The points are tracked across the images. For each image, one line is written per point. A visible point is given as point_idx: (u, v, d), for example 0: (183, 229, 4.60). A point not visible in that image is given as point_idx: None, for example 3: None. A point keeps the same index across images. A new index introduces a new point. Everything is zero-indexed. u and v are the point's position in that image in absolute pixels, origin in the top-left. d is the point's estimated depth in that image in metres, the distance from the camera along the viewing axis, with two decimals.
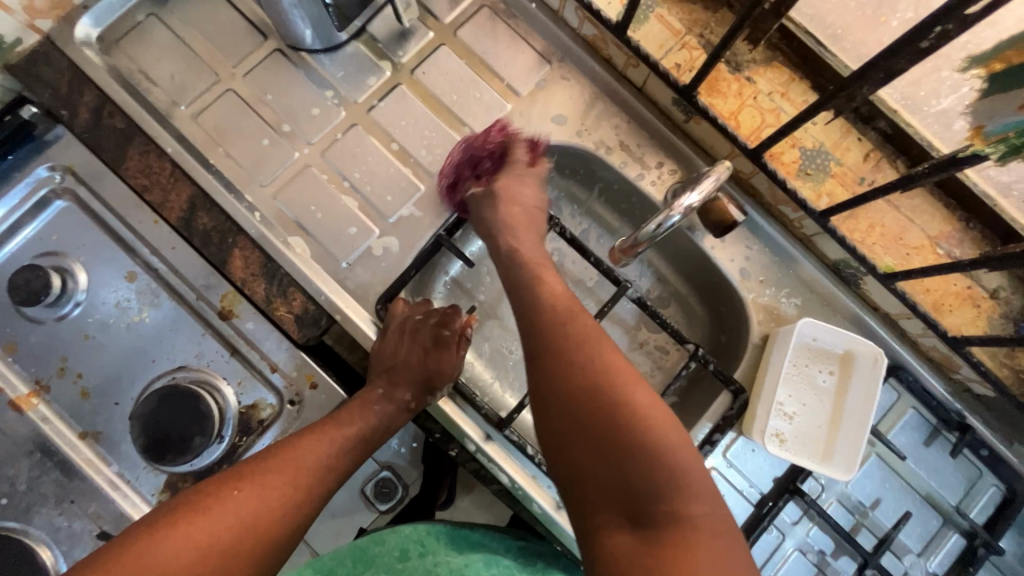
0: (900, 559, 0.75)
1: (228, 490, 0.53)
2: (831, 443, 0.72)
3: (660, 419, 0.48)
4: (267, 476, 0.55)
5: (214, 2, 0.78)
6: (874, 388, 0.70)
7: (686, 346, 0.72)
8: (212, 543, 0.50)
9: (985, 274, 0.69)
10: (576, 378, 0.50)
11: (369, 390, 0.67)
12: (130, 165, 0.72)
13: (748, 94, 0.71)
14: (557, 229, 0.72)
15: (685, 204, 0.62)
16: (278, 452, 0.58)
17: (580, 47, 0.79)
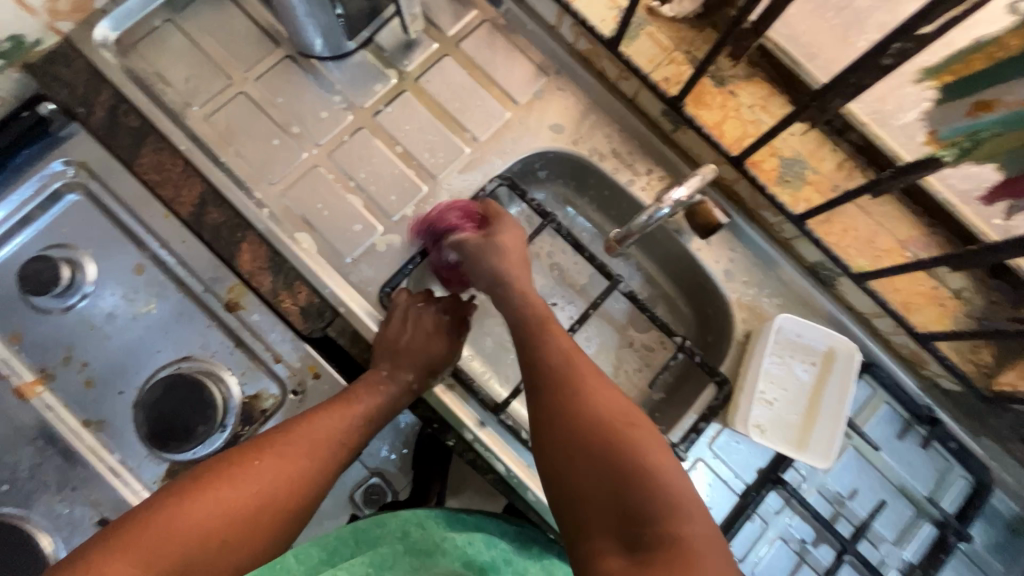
0: (877, 548, 0.78)
1: (250, 459, 0.58)
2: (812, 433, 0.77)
3: (657, 451, 0.54)
4: (286, 450, 0.60)
5: (229, 11, 0.82)
6: (851, 381, 0.75)
7: (675, 339, 0.79)
8: (238, 508, 0.55)
9: (949, 275, 0.75)
10: (580, 413, 0.57)
11: (375, 373, 0.69)
12: (144, 161, 0.75)
13: (730, 106, 0.77)
14: (553, 227, 0.79)
15: (673, 197, 0.68)
16: (294, 427, 0.62)
17: (575, 61, 0.84)
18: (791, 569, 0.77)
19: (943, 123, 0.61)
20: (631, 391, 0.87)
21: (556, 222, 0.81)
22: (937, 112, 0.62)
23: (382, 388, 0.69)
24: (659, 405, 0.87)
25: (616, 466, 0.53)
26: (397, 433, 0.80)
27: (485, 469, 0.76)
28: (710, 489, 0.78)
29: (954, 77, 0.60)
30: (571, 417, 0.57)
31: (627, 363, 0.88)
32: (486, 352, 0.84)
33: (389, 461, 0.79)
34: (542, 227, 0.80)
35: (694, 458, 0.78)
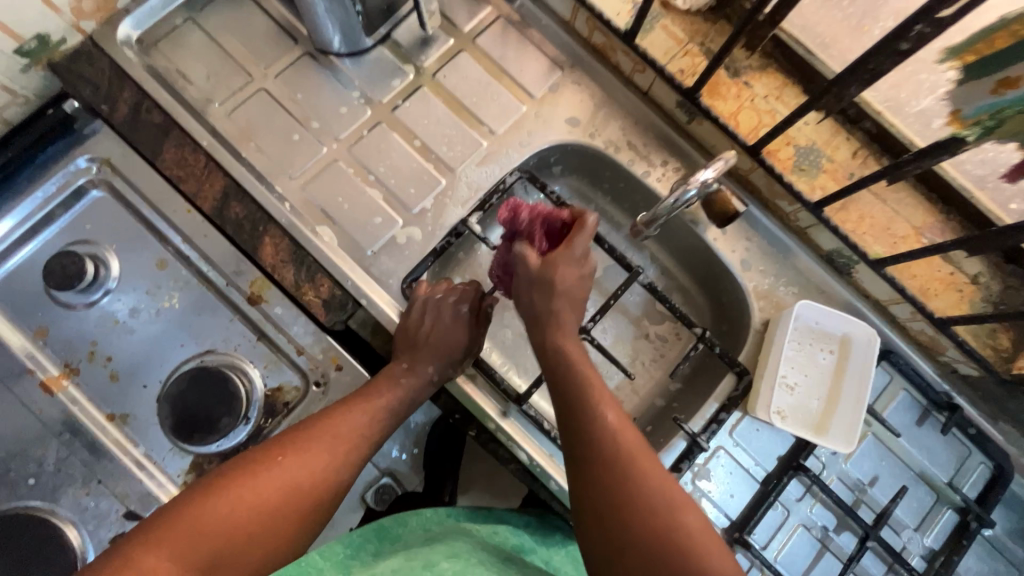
0: (899, 534, 0.78)
1: (275, 455, 0.60)
2: (830, 419, 0.78)
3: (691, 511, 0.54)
4: (313, 444, 0.61)
5: (248, 9, 0.84)
6: (870, 366, 0.75)
7: (694, 330, 0.79)
8: (267, 502, 0.56)
9: (966, 261, 0.76)
10: (617, 463, 0.57)
11: (394, 365, 0.71)
12: (167, 158, 0.76)
13: (746, 97, 0.78)
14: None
15: (701, 179, 0.68)
16: (321, 420, 0.64)
17: (590, 55, 0.85)
18: (814, 557, 0.77)
19: (965, 102, 0.61)
20: (648, 382, 0.88)
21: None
22: (959, 91, 0.62)
23: (403, 379, 0.70)
24: (676, 395, 0.87)
25: (634, 500, 0.54)
26: (408, 433, 0.80)
27: (508, 459, 0.76)
28: (731, 477, 0.78)
29: (975, 59, 0.59)
30: (631, 499, 0.54)
31: (643, 354, 0.89)
32: (505, 344, 0.85)
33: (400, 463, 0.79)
34: (562, 219, 0.79)
35: (715, 446, 0.78)
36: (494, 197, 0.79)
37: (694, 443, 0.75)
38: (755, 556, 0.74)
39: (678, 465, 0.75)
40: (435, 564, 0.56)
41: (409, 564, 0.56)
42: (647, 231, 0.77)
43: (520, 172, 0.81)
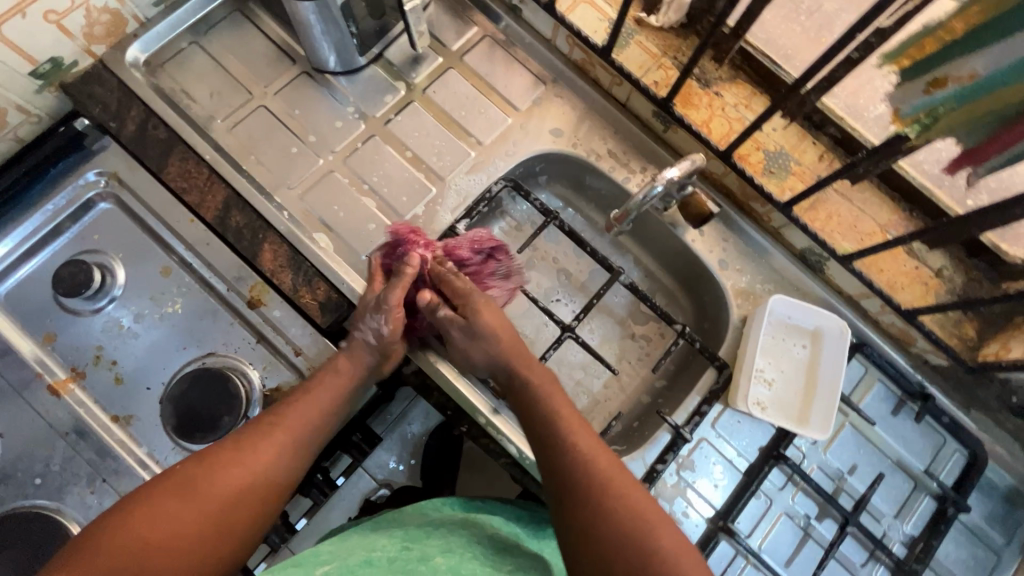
0: (879, 521, 0.81)
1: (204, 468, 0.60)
2: (806, 409, 0.81)
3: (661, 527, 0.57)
4: (258, 442, 0.63)
5: (250, 33, 0.89)
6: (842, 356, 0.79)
7: (675, 326, 0.83)
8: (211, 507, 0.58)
9: (929, 256, 0.80)
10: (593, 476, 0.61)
11: (348, 348, 0.72)
12: (171, 170, 0.81)
13: (717, 106, 0.83)
14: (556, 224, 0.86)
15: (666, 176, 0.72)
16: (271, 418, 0.66)
17: (571, 70, 0.91)
18: (797, 546, 0.79)
19: (903, 102, 0.65)
20: (634, 379, 0.92)
21: (558, 220, 0.87)
22: (896, 93, 0.66)
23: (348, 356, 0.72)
24: (661, 391, 0.90)
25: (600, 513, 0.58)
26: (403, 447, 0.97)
27: (499, 453, 0.80)
28: (715, 468, 0.81)
29: (911, 64, 0.62)
30: (603, 527, 0.57)
31: (629, 352, 0.92)
32: None
33: (398, 471, 0.97)
34: (546, 224, 0.86)
35: (698, 438, 0.81)
36: (481, 205, 0.85)
37: (677, 435, 0.78)
38: (739, 543, 0.76)
39: (663, 457, 0.78)
40: (429, 559, 0.63)
41: (405, 555, 0.64)
42: (622, 227, 0.81)
43: (506, 180, 0.88)
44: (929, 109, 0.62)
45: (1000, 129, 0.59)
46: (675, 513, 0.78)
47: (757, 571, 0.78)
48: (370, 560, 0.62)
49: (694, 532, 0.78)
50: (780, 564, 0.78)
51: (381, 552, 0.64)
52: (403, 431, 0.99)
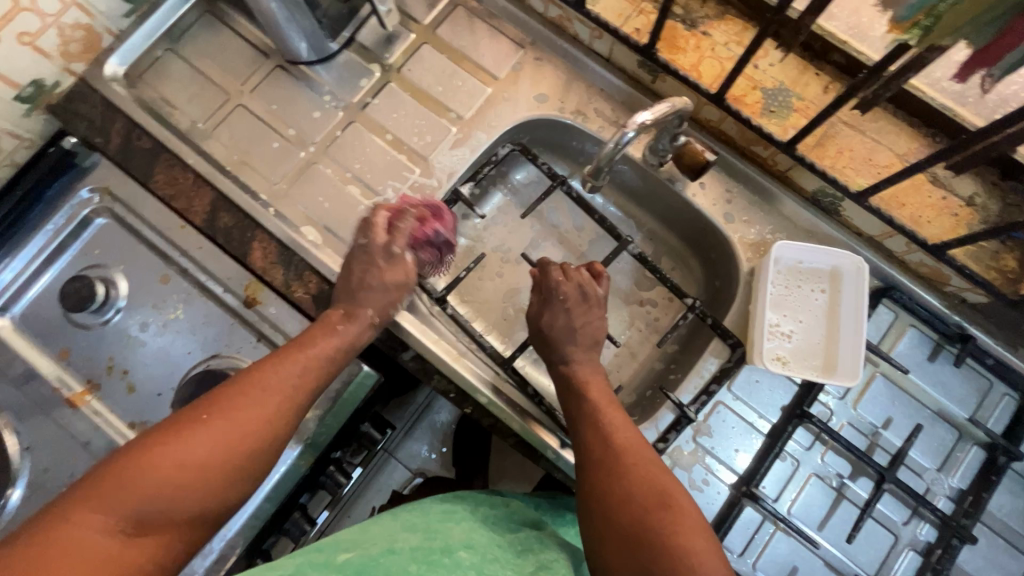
0: (921, 476, 0.75)
1: (202, 417, 0.58)
2: (832, 359, 0.76)
3: (652, 464, 0.63)
4: (249, 398, 0.61)
5: (224, 33, 0.89)
6: (862, 298, 0.73)
7: (685, 300, 0.79)
8: (186, 480, 0.55)
9: (958, 183, 0.72)
10: (596, 419, 0.68)
11: (333, 316, 0.72)
12: (158, 178, 0.82)
13: (705, 46, 0.77)
14: (563, 188, 0.81)
15: (638, 120, 0.63)
16: (246, 380, 0.62)
17: (549, 29, 0.86)
18: (829, 508, 0.74)
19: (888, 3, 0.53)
20: (645, 347, 0.88)
21: (566, 185, 0.83)
22: None
23: (341, 327, 0.71)
24: (674, 357, 0.86)
25: (599, 448, 0.65)
26: (441, 433, 1.16)
27: (506, 432, 0.79)
28: (734, 432, 0.76)
29: None
30: (619, 499, 0.60)
31: (636, 319, 0.89)
32: (498, 325, 0.92)
33: (431, 459, 1.15)
34: (552, 188, 0.82)
35: (715, 401, 0.77)
36: (487, 167, 0.83)
37: (683, 415, 0.74)
38: (766, 508, 0.72)
39: (677, 426, 0.74)
40: (452, 549, 0.61)
41: (428, 545, 0.61)
42: (599, 184, 0.72)
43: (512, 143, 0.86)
44: (928, 11, 0.51)
45: (1011, 20, 0.49)
46: (695, 480, 0.74)
47: (788, 537, 0.73)
48: (393, 547, 0.60)
49: (716, 500, 0.74)
50: (812, 528, 0.74)
51: (403, 542, 0.61)
52: (431, 421, 1.17)
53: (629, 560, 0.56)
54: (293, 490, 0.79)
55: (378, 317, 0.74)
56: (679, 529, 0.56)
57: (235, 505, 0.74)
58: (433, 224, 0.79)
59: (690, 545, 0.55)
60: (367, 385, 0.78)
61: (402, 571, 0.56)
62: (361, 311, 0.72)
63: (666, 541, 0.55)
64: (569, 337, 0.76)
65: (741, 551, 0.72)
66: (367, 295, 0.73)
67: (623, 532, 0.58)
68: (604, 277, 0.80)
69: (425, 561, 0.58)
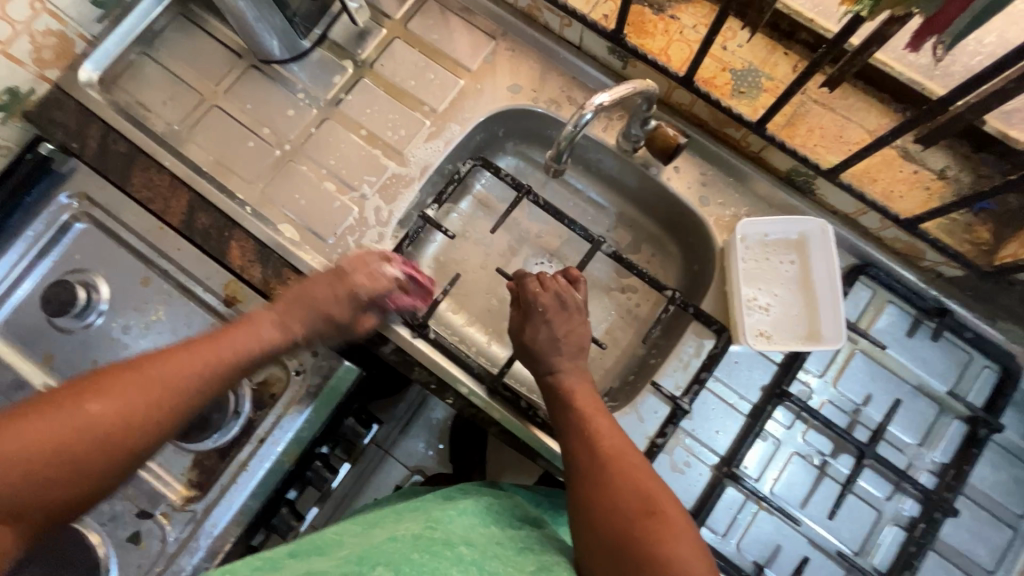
0: (902, 452, 0.75)
1: (84, 399, 0.53)
2: (814, 325, 0.76)
3: (639, 473, 0.62)
4: (141, 383, 0.55)
5: (197, 36, 0.90)
6: (833, 259, 0.75)
7: (664, 291, 0.79)
8: (52, 461, 0.49)
9: (929, 157, 0.72)
10: (582, 429, 0.68)
11: (264, 316, 0.68)
12: (135, 181, 0.82)
13: (674, 30, 0.78)
14: (530, 197, 0.83)
15: (595, 101, 0.64)
16: (138, 365, 0.57)
17: (519, 19, 0.86)
18: (812, 485, 0.74)
19: None
20: (627, 334, 0.88)
21: (532, 194, 0.84)
22: None
23: (266, 333, 0.67)
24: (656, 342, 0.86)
25: (585, 458, 0.65)
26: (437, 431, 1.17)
27: (489, 422, 0.80)
28: (715, 414, 0.76)
29: None
30: (607, 506, 0.59)
31: (617, 307, 0.89)
32: (480, 317, 0.92)
33: (428, 456, 1.15)
34: (519, 198, 0.83)
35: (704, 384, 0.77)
36: (451, 186, 0.84)
37: (677, 407, 0.74)
38: (747, 488, 0.72)
39: (663, 430, 0.74)
40: (454, 543, 0.57)
41: (429, 534, 0.58)
42: (563, 168, 0.72)
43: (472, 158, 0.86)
44: None
45: None
46: (677, 463, 0.75)
47: (771, 517, 0.73)
48: (395, 536, 0.58)
49: (698, 482, 0.74)
50: (795, 505, 0.74)
51: (405, 531, 0.60)
52: (428, 417, 1.17)
53: (615, 567, 0.55)
54: (280, 486, 0.79)
55: (306, 333, 0.71)
56: (663, 538, 0.55)
57: (222, 501, 0.75)
58: (404, 300, 0.78)
59: (675, 554, 0.54)
60: (352, 377, 0.79)
61: (403, 558, 0.53)
62: (289, 326, 0.70)
63: (650, 552, 0.55)
64: (552, 328, 0.76)
65: (724, 532, 0.73)
66: (291, 309, 0.70)
67: (607, 544, 0.57)
68: (581, 281, 0.81)
69: (428, 549, 0.55)
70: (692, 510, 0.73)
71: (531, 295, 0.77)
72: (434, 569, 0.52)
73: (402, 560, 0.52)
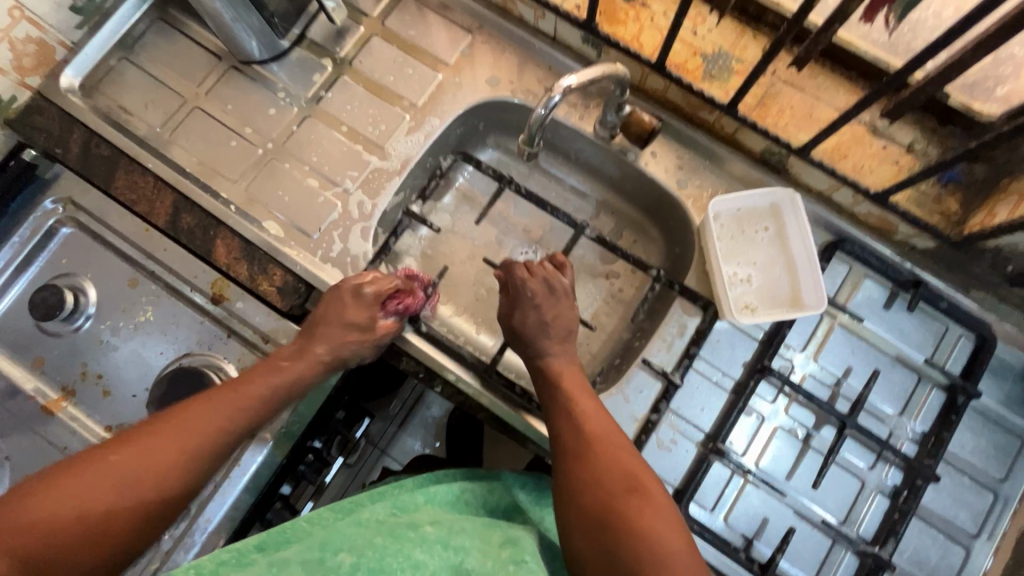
0: (883, 421, 0.76)
1: (107, 454, 0.57)
2: (796, 289, 0.79)
3: (625, 456, 0.64)
4: (166, 433, 0.60)
5: (177, 39, 0.91)
6: (805, 224, 0.78)
7: (651, 271, 0.82)
8: (79, 518, 0.53)
9: (897, 132, 0.74)
10: (569, 413, 0.69)
11: (282, 353, 0.72)
12: (119, 184, 0.82)
13: (645, 17, 0.79)
14: (510, 187, 0.87)
15: (563, 83, 0.65)
16: (165, 418, 0.62)
17: (494, 13, 0.88)
18: (796, 458, 0.76)
19: None
20: (612, 319, 0.90)
21: (512, 185, 0.88)
22: None
23: (286, 364, 0.71)
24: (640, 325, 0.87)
25: (573, 442, 0.66)
26: (432, 430, 1.16)
27: (477, 409, 0.81)
28: (700, 393, 0.78)
29: None
30: (590, 480, 0.62)
31: (602, 293, 0.90)
32: (467, 307, 0.92)
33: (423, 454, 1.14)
34: (500, 189, 0.87)
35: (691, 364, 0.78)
36: (433, 180, 0.89)
37: (669, 383, 0.76)
38: (732, 462, 0.73)
39: (656, 407, 0.75)
40: (420, 525, 0.59)
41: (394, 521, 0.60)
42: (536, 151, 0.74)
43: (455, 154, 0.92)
44: None
45: None
46: (663, 441, 0.76)
47: (758, 491, 0.74)
48: (360, 521, 0.61)
49: (684, 459, 0.75)
50: (780, 478, 0.75)
51: (371, 516, 0.63)
52: (423, 416, 1.17)
53: (597, 544, 0.56)
54: (272, 480, 0.79)
55: (329, 354, 0.74)
56: (647, 518, 0.57)
57: (214, 497, 0.76)
58: (408, 300, 0.78)
59: (655, 531, 0.56)
60: (340, 370, 0.80)
61: (367, 541, 0.56)
62: (311, 347, 0.73)
63: (632, 530, 0.56)
64: (541, 314, 0.77)
65: (712, 507, 0.74)
66: (321, 331, 0.73)
67: (592, 525, 0.58)
68: (568, 265, 0.82)
69: (392, 533, 0.57)
70: (679, 487, 0.74)
71: (513, 282, 0.79)
72: (396, 548, 0.54)
73: (363, 545, 0.55)
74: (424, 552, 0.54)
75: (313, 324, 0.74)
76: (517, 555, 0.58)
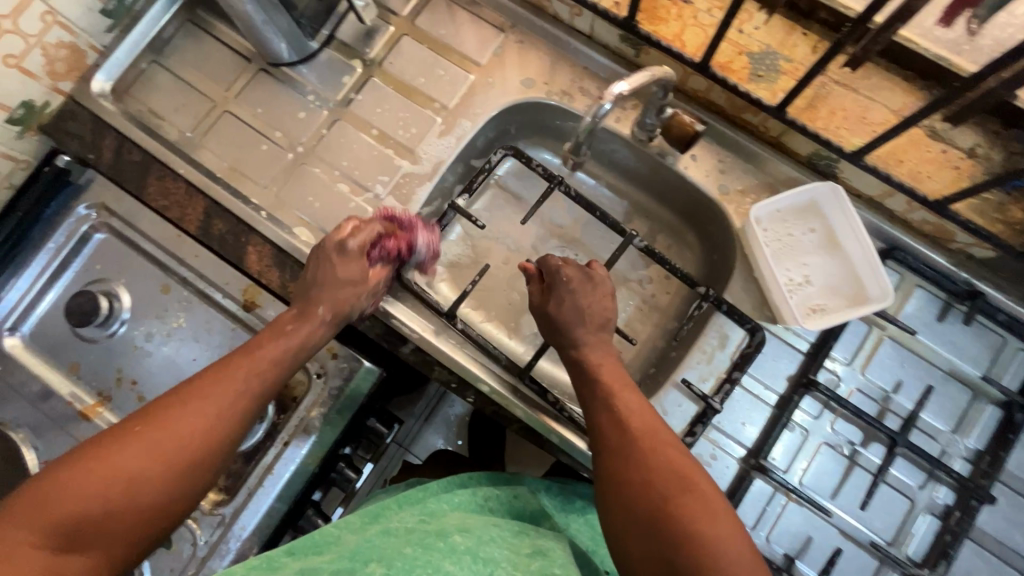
0: (935, 439, 0.73)
1: (132, 427, 0.53)
2: (852, 285, 0.76)
3: (673, 451, 0.60)
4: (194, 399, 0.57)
5: (207, 42, 0.90)
6: (852, 217, 0.74)
7: (698, 288, 0.77)
8: (117, 492, 0.50)
9: (958, 135, 0.70)
10: (610, 409, 0.66)
11: (288, 316, 0.70)
12: (151, 190, 0.82)
13: (688, 15, 0.76)
14: (561, 188, 0.81)
15: (615, 91, 0.62)
16: (191, 386, 0.58)
17: (528, 11, 0.85)
18: (841, 476, 0.73)
19: None
20: (646, 326, 0.87)
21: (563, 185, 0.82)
22: None
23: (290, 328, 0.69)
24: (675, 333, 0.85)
25: (617, 440, 0.63)
26: (454, 429, 1.15)
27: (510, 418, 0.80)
28: (739, 404, 0.75)
29: None
30: (639, 481, 0.58)
31: (635, 299, 0.88)
32: (496, 312, 0.91)
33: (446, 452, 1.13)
34: (550, 189, 0.81)
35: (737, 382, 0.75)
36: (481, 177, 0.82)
37: (707, 406, 0.73)
38: (775, 480, 0.71)
39: (692, 429, 0.72)
40: (448, 534, 0.58)
41: (423, 530, 0.59)
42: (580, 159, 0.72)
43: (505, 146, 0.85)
44: None
45: None
46: (703, 456, 0.74)
47: (801, 508, 0.72)
48: (389, 529, 0.61)
49: (724, 475, 0.73)
50: (825, 496, 0.73)
51: (400, 524, 0.62)
52: (446, 413, 1.16)
53: (648, 548, 0.54)
54: (305, 488, 0.79)
55: (332, 312, 0.71)
56: (707, 524, 0.53)
57: (248, 506, 0.76)
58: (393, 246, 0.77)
59: (716, 534, 0.52)
60: (372, 378, 0.80)
61: (396, 553, 0.55)
62: (313, 309, 0.70)
63: (688, 534, 0.52)
64: (579, 323, 0.75)
65: (753, 524, 0.72)
66: (317, 293, 0.71)
67: (645, 528, 0.55)
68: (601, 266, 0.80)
69: (422, 543, 0.56)
70: None
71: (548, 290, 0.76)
72: (426, 560, 0.53)
73: (393, 556, 0.54)
74: (453, 564, 0.53)
75: (305, 288, 0.72)
76: (546, 568, 0.57)
